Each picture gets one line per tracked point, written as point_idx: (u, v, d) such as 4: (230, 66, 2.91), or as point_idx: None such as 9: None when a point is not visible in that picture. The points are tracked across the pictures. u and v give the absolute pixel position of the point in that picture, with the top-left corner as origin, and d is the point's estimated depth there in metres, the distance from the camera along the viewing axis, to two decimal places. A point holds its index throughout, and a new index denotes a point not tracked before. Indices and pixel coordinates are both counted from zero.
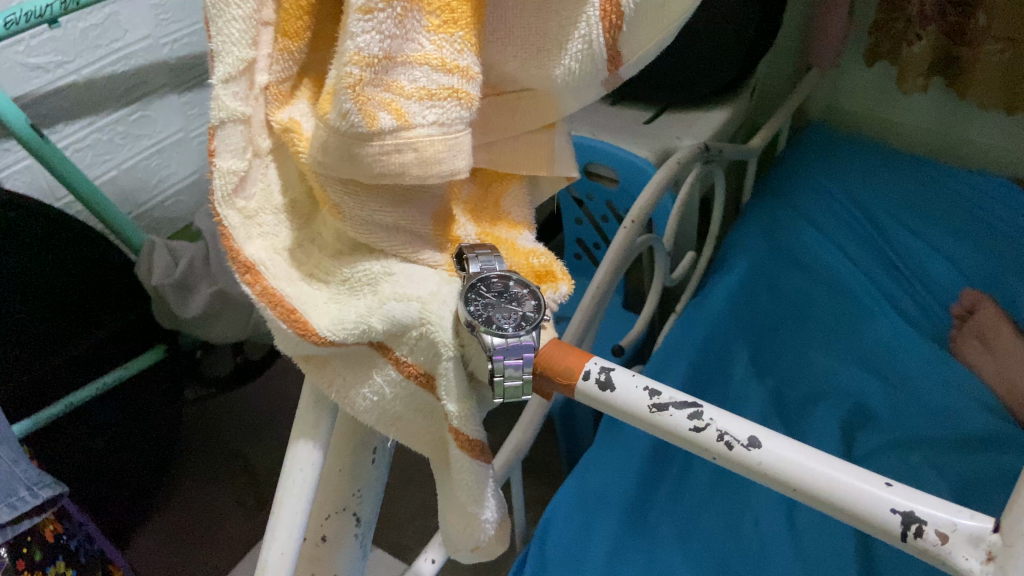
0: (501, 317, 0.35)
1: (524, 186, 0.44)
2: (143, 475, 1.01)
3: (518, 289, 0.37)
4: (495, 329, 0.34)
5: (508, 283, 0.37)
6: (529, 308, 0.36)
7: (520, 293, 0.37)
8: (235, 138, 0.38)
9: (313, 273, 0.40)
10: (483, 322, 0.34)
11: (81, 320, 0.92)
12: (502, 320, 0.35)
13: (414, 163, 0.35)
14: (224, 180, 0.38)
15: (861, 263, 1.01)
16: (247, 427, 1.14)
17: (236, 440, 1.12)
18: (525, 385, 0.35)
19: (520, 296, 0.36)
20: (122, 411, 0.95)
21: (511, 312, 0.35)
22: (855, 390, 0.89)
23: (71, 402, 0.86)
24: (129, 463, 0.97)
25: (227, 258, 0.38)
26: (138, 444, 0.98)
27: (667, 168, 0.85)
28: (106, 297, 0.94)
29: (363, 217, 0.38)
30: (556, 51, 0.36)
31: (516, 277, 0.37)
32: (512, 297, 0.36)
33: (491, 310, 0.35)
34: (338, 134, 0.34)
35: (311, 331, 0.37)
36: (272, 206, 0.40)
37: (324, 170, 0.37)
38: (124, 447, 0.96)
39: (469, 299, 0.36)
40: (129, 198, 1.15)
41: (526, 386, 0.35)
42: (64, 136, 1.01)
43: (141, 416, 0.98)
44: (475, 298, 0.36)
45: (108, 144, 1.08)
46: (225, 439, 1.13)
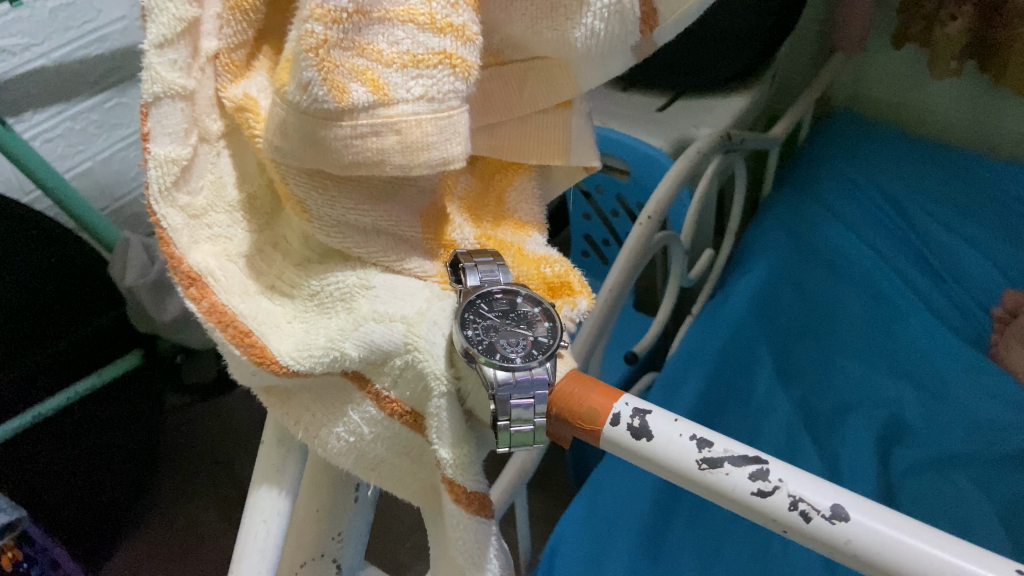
0: (506, 344, 0.28)
1: (532, 178, 0.37)
2: (122, 491, 0.93)
3: (529, 309, 0.30)
4: (501, 362, 0.27)
5: (514, 300, 0.30)
6: (543, 333, 0.29)
7: (532, 314, 0.30)
8: (174, 116, 0.30)
9: (275, 285, 0.33)
10: (483, 351, 0.27)
11: (55, 329, 0.84)
12: (507, 350, 0.28)
13: (396, 149, 0.27)
14: (162, 171, 0.30)
15: (892, 261, 0.94)
16: (234, 435, 1.06)
17: (222, 450, 1.04)
18: (540, 431, 0.28)
19: (530, 317, 0.29)
20: (95, 422, 0.88)
21: (517, 337, 0.28)
22: (890, 400, 0.82)
23: (39, 413, 0.78)
24: (105, 479, 0.90)
25: (168, 267, 0.31)
26: (115, 459, 0.91)
27: (686, 160, 0.78)
28: (82, 304, 0.87)
29: (334, 217, 0.30)
30: (576, 6, 0.28)
31: (525, 292, 0.30)
32: (521, 318, 0.29)
33: (493, 335, 0.28)
34: (298, 112, 0.27)
35: (269, 358, 0.29)
36: (224, 202, 0.33)
37: (284, 159, 0.29)
38: (99, 462, 0.89)
39: (466, 321, 0.29)
40: (106, 191, 1.07)
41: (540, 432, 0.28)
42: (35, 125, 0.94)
43: (115, 428, 0.90)
44: (475, 319, 0.29)
45: (82, 134, 1.00)
46: (211, 449, 1.05)
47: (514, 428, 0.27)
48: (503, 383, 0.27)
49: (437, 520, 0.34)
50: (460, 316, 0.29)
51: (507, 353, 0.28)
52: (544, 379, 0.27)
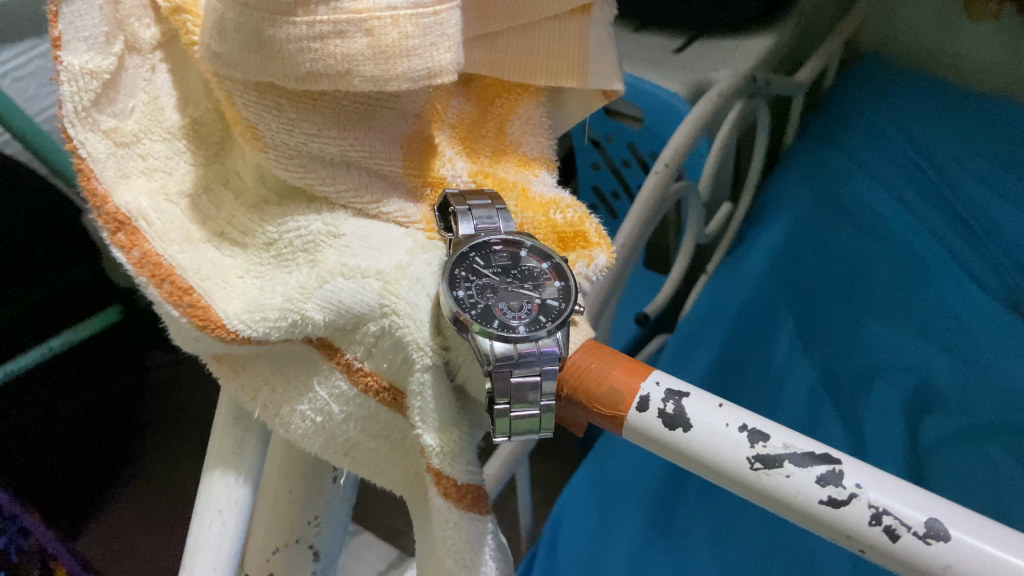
0: (503, 306, 0.23)
1: (542, 105, 0.30)
2: (94, 460, 0.84)
3: (534, 264, 0.24)
4: (500, 329, 0.21)
5: (515, 253, 0.24)
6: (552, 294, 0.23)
7: (538, 271, 0.24)
8: (91, 15, 0.24)
9: (224, 232, 0.27)
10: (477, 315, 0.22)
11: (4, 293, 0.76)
12: (507, 315, 0.22)
13: (367, 55, 0.21)
14: (77, 86, 0.24)
15: (924, 216, 0.87)
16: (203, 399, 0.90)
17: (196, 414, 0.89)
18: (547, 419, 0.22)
19: (536, 275, 0.24)
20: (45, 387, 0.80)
21: (517, 299, 0.23)
22: (918, 365, 0.76)
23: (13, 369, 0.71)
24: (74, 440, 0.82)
25: (90, 209, 0.25)
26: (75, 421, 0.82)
27: (707, 103, 0.71)
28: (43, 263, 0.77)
29: (293, 146, 0.24)
30: None
31: (531, 244, 0.24)
32: (524, 276, 0.24)
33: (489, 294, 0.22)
34: (238, 3, 0.21)
35: (214, 321, 0.24)
36: (162, 129, 0.27)
37: (226, 69, 0.23)
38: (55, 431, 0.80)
39: (456, 276, 0.23)
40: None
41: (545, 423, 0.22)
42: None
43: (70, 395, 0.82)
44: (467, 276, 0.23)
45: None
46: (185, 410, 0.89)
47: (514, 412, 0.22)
48: (505, 357, 0.21)
49: (421, 515, 0.28)
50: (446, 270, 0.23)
51: (506, 318, 0.22)
52: (553, 352, 0.21)
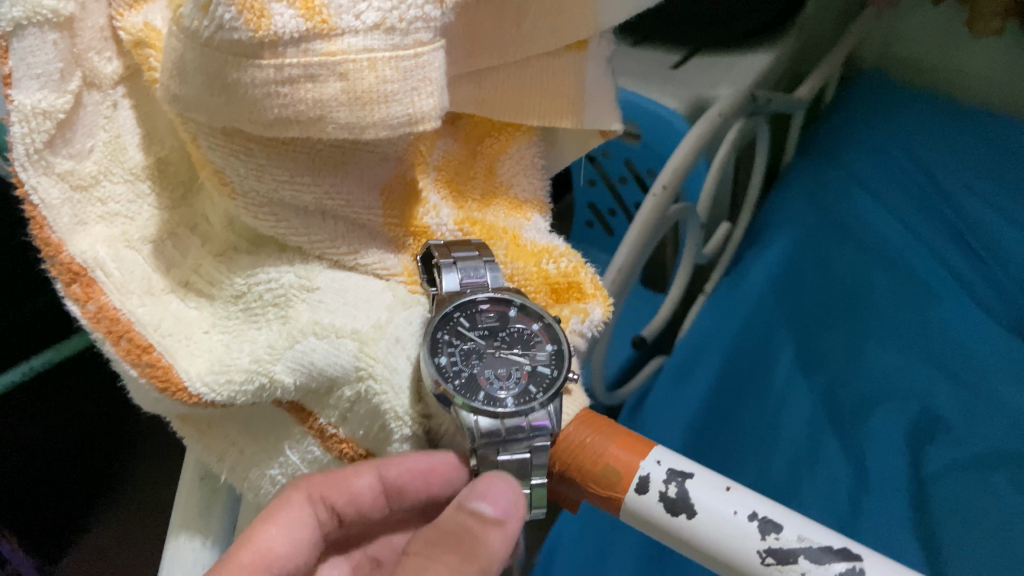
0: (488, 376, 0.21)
1: (534, 142, 0.28)
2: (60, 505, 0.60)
3: (525, 326, 0.23)
4: (486, 405, 0.20)
5: (503, 314, 0.22)
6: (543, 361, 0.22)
7: (529, 333, 0.23)
8: (44, 51, 0.22)
9: (189, 282, 0.25)
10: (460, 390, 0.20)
11: None
12: (494, 385, 0.21)
13: (341, 101, 0.20)
14: (30, 126, 0.22)
15: (926, 236, 0.85)
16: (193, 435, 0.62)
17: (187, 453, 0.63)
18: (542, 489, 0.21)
19: (526, 338, 0.22)
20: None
21: (503, 367, 0.22)
22: (921, 391, 0.75)
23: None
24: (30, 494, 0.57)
25: (44, 258, 0.23)
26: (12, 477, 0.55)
27: (707, 122, 0.69)
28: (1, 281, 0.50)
29: (263, 194, 0.22)
30: None
31: (520, 303, 0.23)
32: (512, 339, 0.22)
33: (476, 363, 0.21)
34: (198, 45, 0.19)
35: (175, 383, 0.22)
36: (124, 169, 0.25)
37: (188, 112, 0.21)
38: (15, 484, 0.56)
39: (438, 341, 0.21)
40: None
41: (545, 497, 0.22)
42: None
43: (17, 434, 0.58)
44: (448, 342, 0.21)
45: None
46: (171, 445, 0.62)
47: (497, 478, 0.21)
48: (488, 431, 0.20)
49: None
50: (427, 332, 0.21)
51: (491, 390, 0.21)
52: (544, 427, 0.20)
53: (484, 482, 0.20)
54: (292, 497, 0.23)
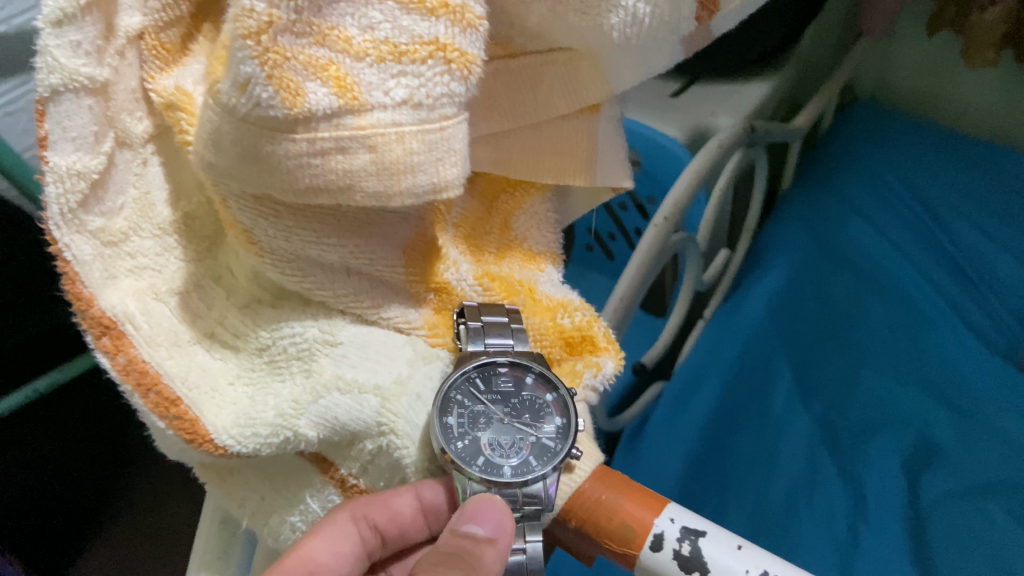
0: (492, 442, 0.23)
1: (546, 198, 0.29)
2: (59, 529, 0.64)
3: (539, 394, 0.24)
4: (481, 473, 0.22)
5: (518, 381, 0.24)
6: (549, 434, 0.23)
7: (541, 401, 0.24)
8: (80, 115, 0.23)
9: (215, 333, 0.26)
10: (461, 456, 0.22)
11: None
12: (495, 451, 0.23)
13: (370, 171, 0.21)
14: (64, 187, 0.23)
15: (920, 264, 0.86)
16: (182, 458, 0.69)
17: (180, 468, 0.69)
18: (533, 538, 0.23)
19: (537, 407, 0.24)
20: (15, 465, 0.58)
21: (508, 434, 0.23)
22: (917, 418, 0.75)
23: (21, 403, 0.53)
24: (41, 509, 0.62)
25: (73, 310, 0.24)
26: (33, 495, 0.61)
27: (707, 153, 0.70)
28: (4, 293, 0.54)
29: (290, 252, 0.23)
30: None
31: (538, 371, 0.24)
32: (523, 405, 0.24)
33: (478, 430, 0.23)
34: (235, 119, 0.20)
35: (202, 435, 0.23)
36: (152, 224, 0.26)
37: (220, 179, 0.22)
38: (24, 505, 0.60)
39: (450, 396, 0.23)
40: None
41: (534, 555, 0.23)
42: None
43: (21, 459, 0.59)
44: (461, 403, 0.23)
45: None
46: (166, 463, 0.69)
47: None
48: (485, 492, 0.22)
49: None
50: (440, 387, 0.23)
51: (492, 457, 0.23)
52: (537, 498, 0.22)
53: (474, 503, 0.22)
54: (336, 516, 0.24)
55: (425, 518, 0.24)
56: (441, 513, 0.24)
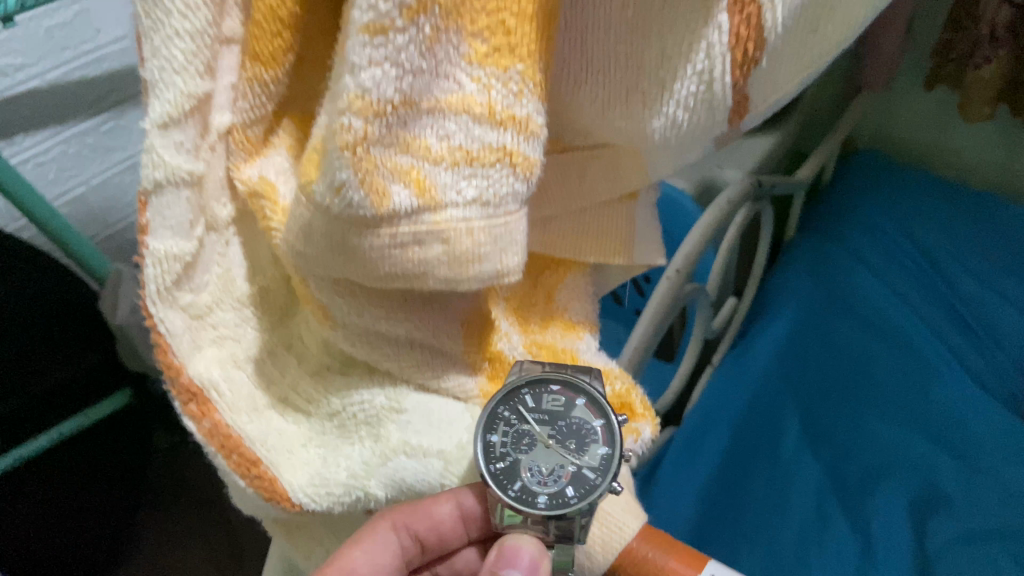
0: (534, 467, 0.26)
1: (586, 273, 0.32)
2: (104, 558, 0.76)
3: (584, 421, 0.27)
4: (516, 497, 0.26)
5: (567, 408, 0.27)
6: (589, 466, 0.26)
7: (588, 428, 0.27)
8: (178, 205, 0.26)
9: (287, 398, 0.28)
10: (501, 480, 0.25)
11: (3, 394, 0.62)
12: (533, 476, 0.26)
13: (442, 261, 0.23)
14: (162, 268, 0.26)
15: (922, 311, 0.88)
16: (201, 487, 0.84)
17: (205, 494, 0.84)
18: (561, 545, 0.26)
19: (580, 434, 0.27)
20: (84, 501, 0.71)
21: (552, 460, 0.26)
22: (923, 464, 0.77)
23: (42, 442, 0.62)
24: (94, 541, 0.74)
25: (164, 377, 0.26)
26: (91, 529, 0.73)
27: (716, 210, 0.73)
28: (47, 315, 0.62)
29: (362, 325, 0.26)
30: (656, 95, 0.24)
31: (587, 399, 0.27)
32: (571, 431, 0.27)
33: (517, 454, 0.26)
34: (328, 216, 0.23)
35: (280, 494, 0.25)
36: (233, 298, 0.28)
37: (307, 266, 0.24)
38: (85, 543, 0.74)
39: (498, 416, 0.26)
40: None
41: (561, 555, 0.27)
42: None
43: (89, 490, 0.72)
44: (508, 424, 0.26)
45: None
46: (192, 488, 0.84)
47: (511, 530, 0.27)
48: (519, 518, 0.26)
49: None
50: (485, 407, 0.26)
51: (531, 483, 0.26)
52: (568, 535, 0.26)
53: (510, 550, 0.26)
54: (377, 525, 0.27)
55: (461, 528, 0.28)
56: (477, 520, 0.28)
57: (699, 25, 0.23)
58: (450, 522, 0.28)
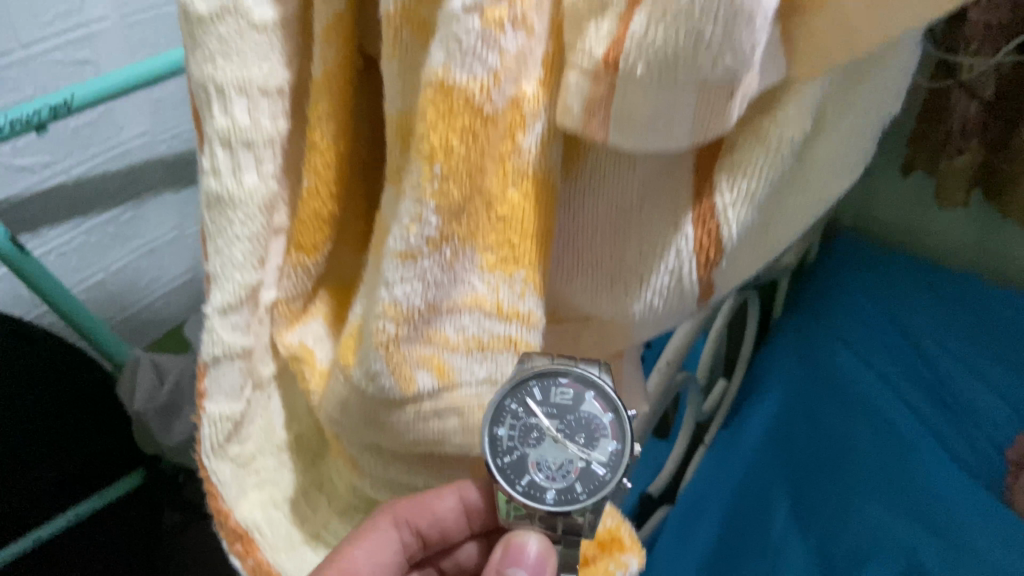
0: (545, 459, 0.29)
1: None
2: None
3: (591, 414, 0.29)
4: (523, 490, 0.29)
5: (574, 403, 0.29)
6: (599, 462, 0.29)
7: (597, 422, 0.29)
8: (231, 374, 0.30)
9: (320, 533, 0.33)
10: (507, 473, 0.29)
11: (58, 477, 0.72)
12: (540, 470, 0.29)
13: (457, 430, 0.29)
14: (216, 427, 0.30)
15: (903, 389, 0.75)
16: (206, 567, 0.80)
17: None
18: (567, 539, 0.31)
19: (586, 427, 0.29)
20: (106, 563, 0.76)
21: (562, 453, 0.29)
22: (915, 550, 0.67)
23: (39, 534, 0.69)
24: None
25: (215, 520, 0.31)
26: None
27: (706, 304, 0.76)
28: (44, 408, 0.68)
29: (384, 478, 0.32)
30: (635, 284, 0.29)
31: (594, 393, 0.29)
32: (580, 424, 0.29)
33: (526, 448, 0.29)
34: (361, 396, 0.28)
35: None
36: (273, 446, 0.33)
37: (342, 433, 0.30)
38: None
39: (507, 411, 0.28)
40: (146, 328, 1.01)
41: (568, 550, 0.31)
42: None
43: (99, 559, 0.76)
44: (516, 418, 0.28)
45: (157, 262, 0.98)
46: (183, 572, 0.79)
47: (520, 523, 0.31)
48: (528, 509, 0.29)
49: None
50: (497, 403, 0.27)
51: (541, 476, 0.29)
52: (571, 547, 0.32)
53: (513, 551, 0.30)
54: (379, 521, 0.32)
55: (465, 520, 0.32)
56: (480, 512, 0.32)
57: (669, 231, 0.28)
58: (454, 515, 0.32)
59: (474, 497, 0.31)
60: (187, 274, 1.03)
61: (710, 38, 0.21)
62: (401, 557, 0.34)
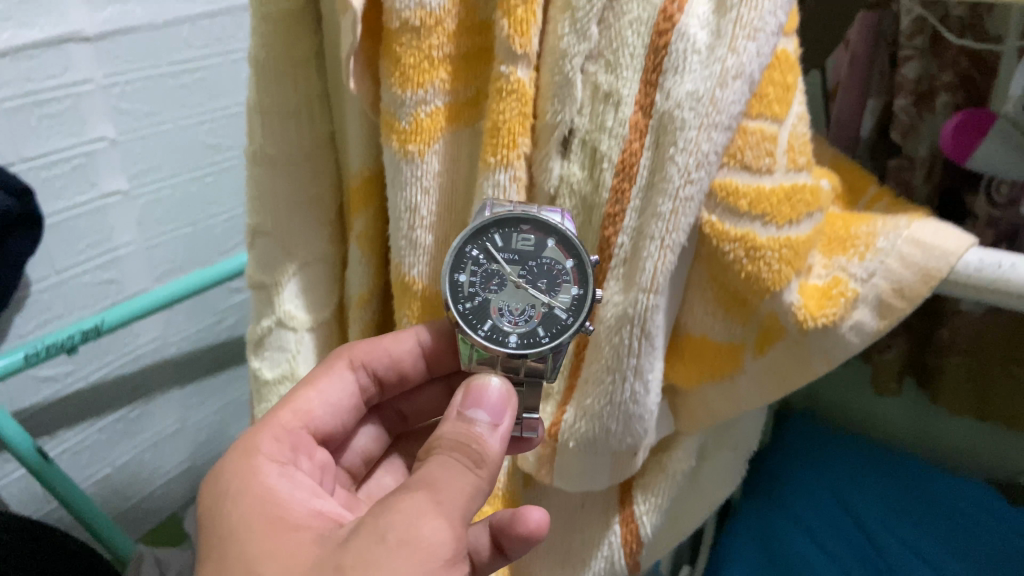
0: (508, 305, 0.33)
1: None
2: None
3: (551, 261, 0.32)
4: (487, 332, 0.33)
5: (536, 252, 0.32)
6: (561, 306, 0.32)
7: (557, 268, 0.32)
8: None
9: None
10: (471, 319, 0.33)
11: None
12: (504, 315, 0.33)
13: None
14: None
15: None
16: None
17: None
18: (528, 381, 0.34)
19: (549, 269, 0.32)
20: None
21: (523, 298, 0.33)
22: None
23: None
24: None
25: None
26: None
27: None
28: None
29: None
30: (581, 566, 0.38)
31: (553, 242, 0.32)
32: (542, 269, 0.33)
33: (488, 293, 0.33)
34: None
35: None
36: None
37: None
38: None
39: (467, 256, 0.32)
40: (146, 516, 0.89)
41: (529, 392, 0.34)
42: (17, 412, 0.70)
43: None
44: (475, 265, 0.32)
45: (159, 454, 0.88)
46: None
47: (482, 369, 0.35)
48: (491, 353, 0.33)
49: None
50: (457, 248, 0.32)
51: (505, 321, 0.33)
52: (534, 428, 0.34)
53: (476, 392, 0.32)
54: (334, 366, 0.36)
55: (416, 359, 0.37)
56: (431, 348, 0.36)
57: (603, 529, 0.38)
58: (409, 355, 0.36)
59: (427, 340, 0.36)
60: (190, 459, 0.92)
61: (615, 430, 0.32)
62: (359, 401, 0.38)
